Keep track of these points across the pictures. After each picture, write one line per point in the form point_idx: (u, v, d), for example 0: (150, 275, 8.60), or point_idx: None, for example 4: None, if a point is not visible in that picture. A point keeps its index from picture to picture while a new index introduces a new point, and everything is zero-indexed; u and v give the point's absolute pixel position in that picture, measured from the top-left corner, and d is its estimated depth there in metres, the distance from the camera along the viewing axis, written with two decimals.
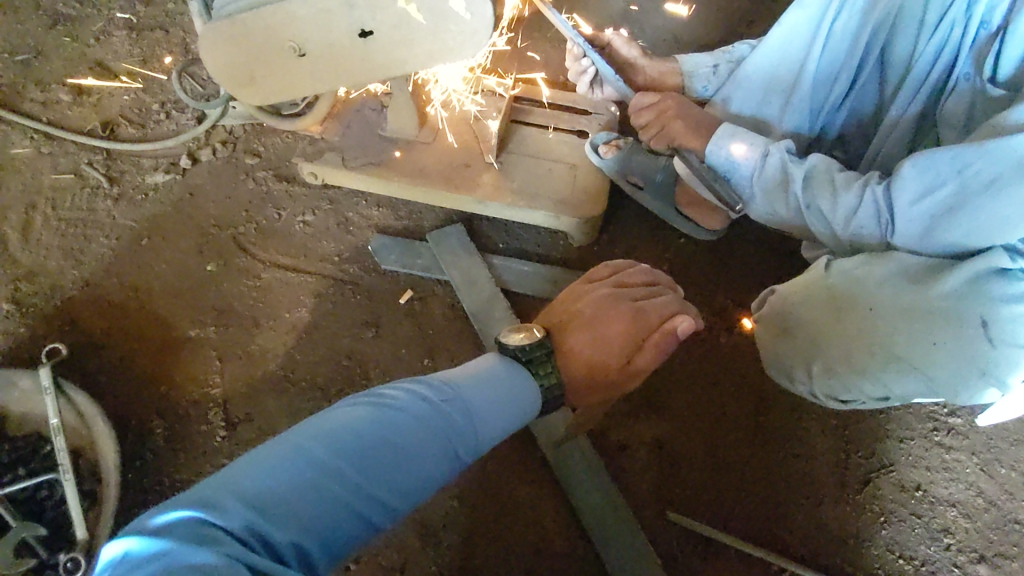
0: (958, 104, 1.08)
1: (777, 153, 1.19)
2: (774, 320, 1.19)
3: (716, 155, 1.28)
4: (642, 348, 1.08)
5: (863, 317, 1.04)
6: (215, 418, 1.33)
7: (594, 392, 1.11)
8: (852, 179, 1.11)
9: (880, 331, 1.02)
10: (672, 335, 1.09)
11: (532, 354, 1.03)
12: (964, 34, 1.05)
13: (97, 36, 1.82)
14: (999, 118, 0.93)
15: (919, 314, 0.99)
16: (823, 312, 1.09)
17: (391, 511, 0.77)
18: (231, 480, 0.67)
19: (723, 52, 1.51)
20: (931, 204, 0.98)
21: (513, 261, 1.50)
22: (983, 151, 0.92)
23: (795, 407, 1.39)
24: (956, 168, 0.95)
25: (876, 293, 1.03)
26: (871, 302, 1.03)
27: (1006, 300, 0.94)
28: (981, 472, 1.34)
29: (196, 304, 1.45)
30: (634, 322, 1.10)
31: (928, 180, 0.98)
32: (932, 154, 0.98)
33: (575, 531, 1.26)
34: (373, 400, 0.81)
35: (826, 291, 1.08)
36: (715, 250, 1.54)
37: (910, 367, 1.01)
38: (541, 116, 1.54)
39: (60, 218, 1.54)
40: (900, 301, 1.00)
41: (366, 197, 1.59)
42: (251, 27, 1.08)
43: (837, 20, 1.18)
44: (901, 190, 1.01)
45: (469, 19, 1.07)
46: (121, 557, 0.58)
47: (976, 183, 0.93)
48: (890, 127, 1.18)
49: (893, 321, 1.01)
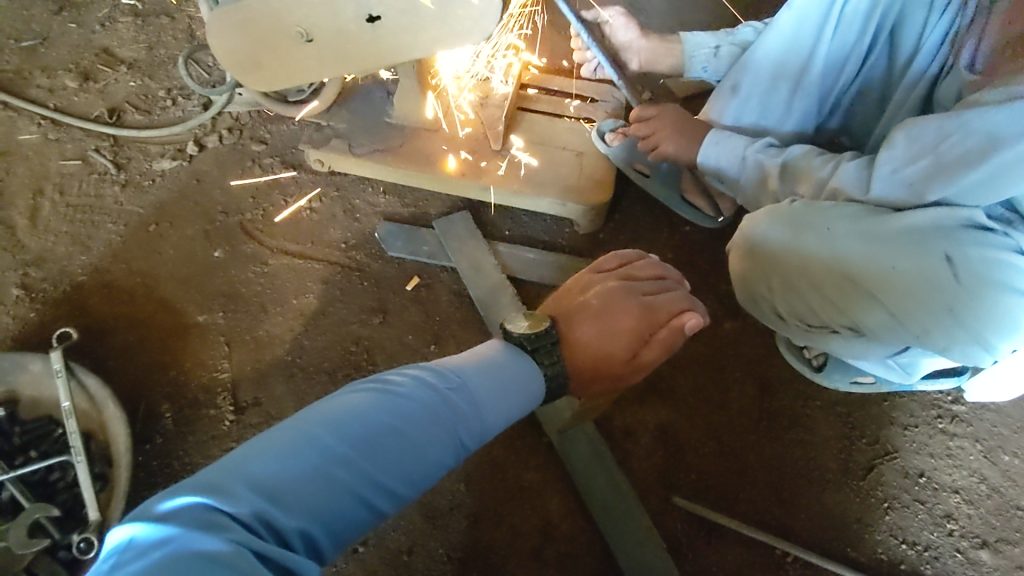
0: (949, 90, 1.08)
1: (753, 154, 1.25)
2: (739, 239, 1.20)
3: (707, 161, 1.33)
4: (649, 344, 1.10)
5: (821, 236, 1.06)
6: (225, 402, 1.34)
7: (598, 382, 1.10)
8: (828, 160, 1.15)
9: (838, 250, 1.04)
10: (679, 332, 1.10)
11: (539, 343, 1.03)
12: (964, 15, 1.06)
13: (102, 23, 1.82)
14: (977, 96, 0.96)
15: (879, 240, 1.00)
16: (782, 235, 1.10)
17: (397, 497, 0.79)
18: (239, 466, 0.68)
19: (727, 33, 1.48)
20: (913, 171, 0.99)
21: (519, 248, 1.50)
22: (961, 121, 0.94)
23: (800, 393, 1.39)
24: (938, 135, 0.96)
25: (838, 217, 1.04)
26: (832, 225, 1.05)
27: (975, 242, 0.94)
28: (984, 459, 1.35)
29: (203, 290, 1.46)
30: (642, 317, 1.10)
31: (909, 146, 1.00)
32: (920, 124, 0.99)
33: (580, 515, 1.27)
34: (378, 385, 0.82)
35: (788, 216, 1.10)
36: (720, 238, 1.55)
37: (869, 290, 1.03)
38: (547, 103, 1.54)
39: (67, 204, 1.55)
40: (861, 226, 1.02)
41: (372, 183, 1.59)
42: (258, 11, 1.08)
43: (848, 3, 1.15)
44: (886, 159, 1.02)
45: (476, 4, 1.06)
46: (128, 542, 0.59)
47: (952, 151, 0.95)
48: (896, 108, 1.18)
49: (855, 246, 1.02)
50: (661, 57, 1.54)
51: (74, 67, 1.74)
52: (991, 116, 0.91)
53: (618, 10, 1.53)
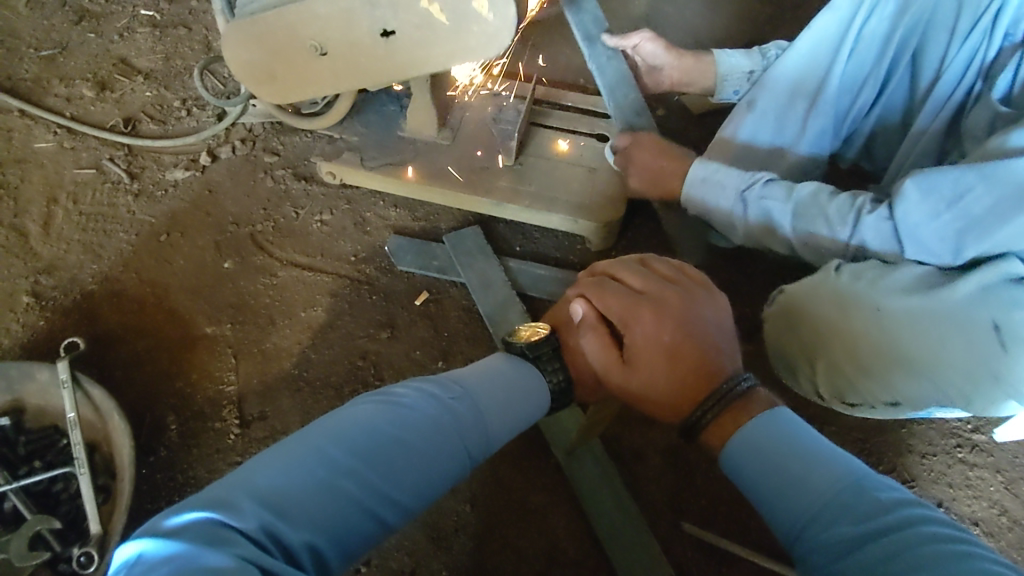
0: (979, 117, 1.04)
1: (759, 193, 1.17)
2: (780, 317, 1.14)
3: (699, 191, 1.26)
4: (616, 373, 0.96)
5: (868, 315, 1.02)
6: (229, 416, 1.33)
7: (596, 393, 1.06)
8: (845, 208, 1.09)
9: (885, 331, 1.01)
10: (632, 380, 0.94)
11: (540, 351, 1.01)
12: (989, 46, 1.04)
13: (121, 32, 1.83)
14: (998, 142, 0.94)
15: (928, 317, 0.98)
16: (831, 310, 1.05)
17: (402, 509, 0.75)
18: (246, 480, 0.66)
19: (761, 56, 1.47)
20: (936, 226, 0.97)
21: (529, 264, 1.49)
22: (987, 172, 0.92)
23: (815, 418, 1.37)
24: (959, 190, 0.94)
25: (887, 294, 1.01)
26: (881, 304, 1.01)
27: (1019, 304, 0.93)
28: (1005, 490, 1.32)
29: (212, 301, 1.45)
30: (607, 347, 0.96)
31: (928, 201, 0.97)
32: (937, 175, 0.97)
33: (588, 540, 1.24)
34: (380, 398, 0.80)
35: (836, 291, 1.05)
36: (735, 258, 1.53)
37: (916, 369, 1.00)
38: (561, 119, 1.53)
39: (80, 213, 1.55)
40: (911, 301, 0.99)
41: (384, 197, 1.58)
42: (274, 25, 1.08)
43: (866, 25, 1.15)
44: (907, 214, 1.00)
45: (492, 20, 1.05)
46: (135, 558, 0.57)
47: (978, 205, 0.93)
48: (917, 135, 1.16)
49: (904, 324, 0.99)
50: (698, 72, 1.52)
51: (91, 76, 1.75)
52: (1015, 165, 0.89)
53: (647, 35, 1.48)
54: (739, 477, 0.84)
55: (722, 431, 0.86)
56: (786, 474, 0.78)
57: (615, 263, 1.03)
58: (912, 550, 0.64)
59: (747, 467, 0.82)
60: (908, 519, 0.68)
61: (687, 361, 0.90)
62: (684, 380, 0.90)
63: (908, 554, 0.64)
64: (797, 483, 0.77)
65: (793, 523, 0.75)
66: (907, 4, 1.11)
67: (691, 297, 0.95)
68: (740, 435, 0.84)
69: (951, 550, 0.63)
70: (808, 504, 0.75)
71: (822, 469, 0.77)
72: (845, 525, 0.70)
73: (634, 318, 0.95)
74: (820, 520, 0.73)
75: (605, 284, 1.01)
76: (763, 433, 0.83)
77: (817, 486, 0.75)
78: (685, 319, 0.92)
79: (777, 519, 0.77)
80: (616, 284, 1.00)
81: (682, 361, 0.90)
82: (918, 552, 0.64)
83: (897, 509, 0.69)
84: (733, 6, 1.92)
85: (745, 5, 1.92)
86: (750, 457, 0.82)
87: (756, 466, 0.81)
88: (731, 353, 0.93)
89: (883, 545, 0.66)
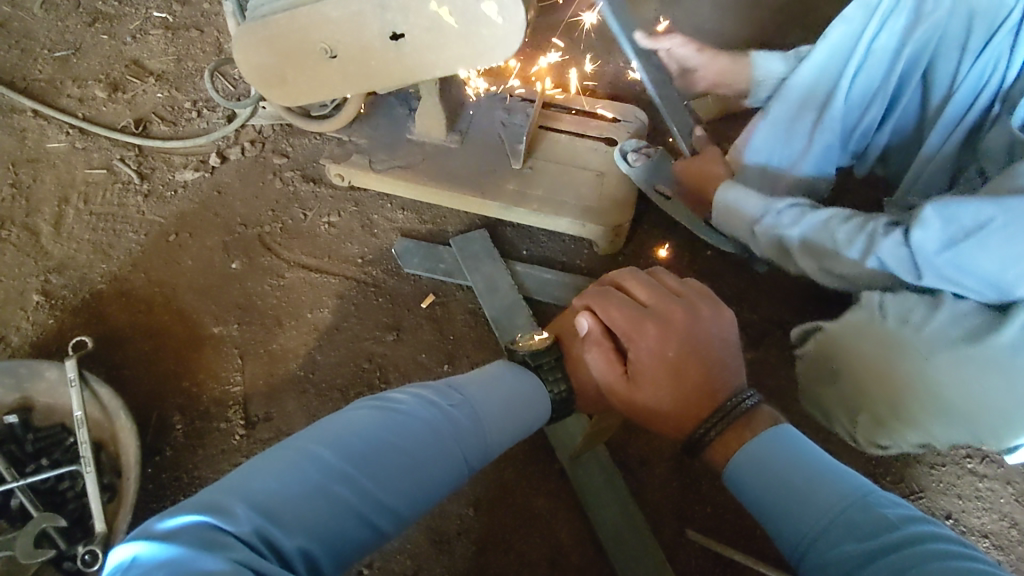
0: (995, 141, 1.04)
1: (772, 220, 1.19)
2: (823, 360, 1.14)
3: (724, 213, 1.29)
4: (627, 387, 0.93)
5: (917, 367, 1.01)
6: (236, 416, 1.34)
7: (597, 406, 1.04)
8: (855, 232, 1.08)
9: (933, 383, 1.01)
10: (645, 399, 0.92)
11: (541, 359, 0.99)
12: (1000, 74, 1.05)
13: (133, 34, 1.85)
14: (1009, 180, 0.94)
15: (974, 367, 0.98)
16: (877, 360, 1.05)
17: (399, 517, 0.74)
18: (242, 484, 0.66)
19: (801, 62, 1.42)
20: (952, 255, 0.95)
21: (536, 269, 1.48)
22: (1012, 206, 0.90)
23: (820, 427, 1.36)
24: (981, 220, 0.92)
25: (934, 344, 1.00)
26: (929, 354, 1.00)
27: None
28: (1015, 503, 1.31)
29: (219, 301, 1.46)
30: (610, 362, 0.95)
31: (948, 229, 0.95)
32: (957, 203, 0.94)
33: (592, 547, 1.24)
34: (379, 403, 0.80)
35: (883, 337, 1.04)
36: (743, 264, 1.51)
37: (959, 417, 1.02)
38: (569, 122, 1.53)
39: (91, 212, 1.57)
40: (960, 353, 0.98)
41: (391, 199, 1.59)
42: (286, 27, 1.09)
43: (877, 38, 1.14)
44: (924, 240, 0.97)
45: (501, 24, 1.05)
46: (130, 561, 0.58)
47: (996, 238, 0.91)
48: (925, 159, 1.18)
49: (950, 373, 0.99)
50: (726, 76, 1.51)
51: (104, 77, 1.77)
52: None
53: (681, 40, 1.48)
54: (744, 493, 0.83)
55: (727, 449, 0.87)
56: (788, 491, 0.78)
57: (628, 278, 1.00)
58: (919, 565, 0.63)
59: (751, 485, 0.82)
60: (912, 536, 0.67)
61: (693, 379, 0.90)
62: (691, 395, 0.90)
63: (914, 570, 0.63)
64: (798, 498, 0.76)
65: (798, 542, 0.74)
66: (919, 19, 1.10)
67: (697, 313, 0.93)
68: (744, 453, 0.84)
69: (957, 566, 0.62)
70: (810, 521, 0.74)
71: (823, 487, 0.76)
72: (850, 543, 0.70)
73: (638, 332, 0.93)
74: (826, 537, 0.72)
75: (608, 295, 0.98)
76: (766, 452, 0.82)
77: (820, 503, 0.75)
78: (690, 333, 0.91)
79: (781, 536, 0.77)
80: (620, 295, 0.97)
81: (686, 376, 0.90)
82: (929, 566, 0.62)
83: (904, 526, 0.68)
84: (743, 12, 1.92)
85: (754, 11, 1.92)
86: (753, 476, 0.82)
87: (759, 484, 0.81)
88: (733, 367, 0.92)
89: (888, 562, 0.65)
